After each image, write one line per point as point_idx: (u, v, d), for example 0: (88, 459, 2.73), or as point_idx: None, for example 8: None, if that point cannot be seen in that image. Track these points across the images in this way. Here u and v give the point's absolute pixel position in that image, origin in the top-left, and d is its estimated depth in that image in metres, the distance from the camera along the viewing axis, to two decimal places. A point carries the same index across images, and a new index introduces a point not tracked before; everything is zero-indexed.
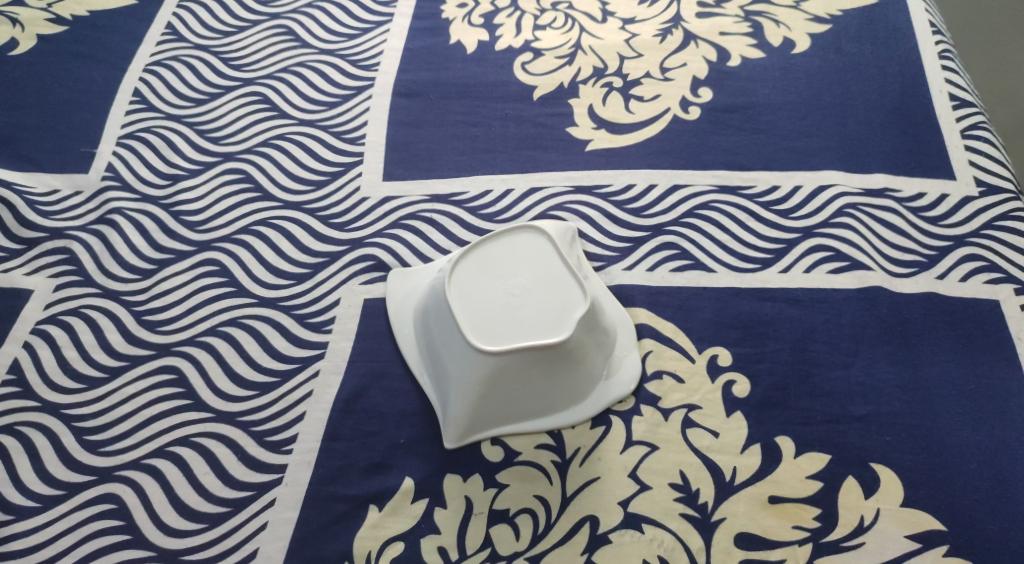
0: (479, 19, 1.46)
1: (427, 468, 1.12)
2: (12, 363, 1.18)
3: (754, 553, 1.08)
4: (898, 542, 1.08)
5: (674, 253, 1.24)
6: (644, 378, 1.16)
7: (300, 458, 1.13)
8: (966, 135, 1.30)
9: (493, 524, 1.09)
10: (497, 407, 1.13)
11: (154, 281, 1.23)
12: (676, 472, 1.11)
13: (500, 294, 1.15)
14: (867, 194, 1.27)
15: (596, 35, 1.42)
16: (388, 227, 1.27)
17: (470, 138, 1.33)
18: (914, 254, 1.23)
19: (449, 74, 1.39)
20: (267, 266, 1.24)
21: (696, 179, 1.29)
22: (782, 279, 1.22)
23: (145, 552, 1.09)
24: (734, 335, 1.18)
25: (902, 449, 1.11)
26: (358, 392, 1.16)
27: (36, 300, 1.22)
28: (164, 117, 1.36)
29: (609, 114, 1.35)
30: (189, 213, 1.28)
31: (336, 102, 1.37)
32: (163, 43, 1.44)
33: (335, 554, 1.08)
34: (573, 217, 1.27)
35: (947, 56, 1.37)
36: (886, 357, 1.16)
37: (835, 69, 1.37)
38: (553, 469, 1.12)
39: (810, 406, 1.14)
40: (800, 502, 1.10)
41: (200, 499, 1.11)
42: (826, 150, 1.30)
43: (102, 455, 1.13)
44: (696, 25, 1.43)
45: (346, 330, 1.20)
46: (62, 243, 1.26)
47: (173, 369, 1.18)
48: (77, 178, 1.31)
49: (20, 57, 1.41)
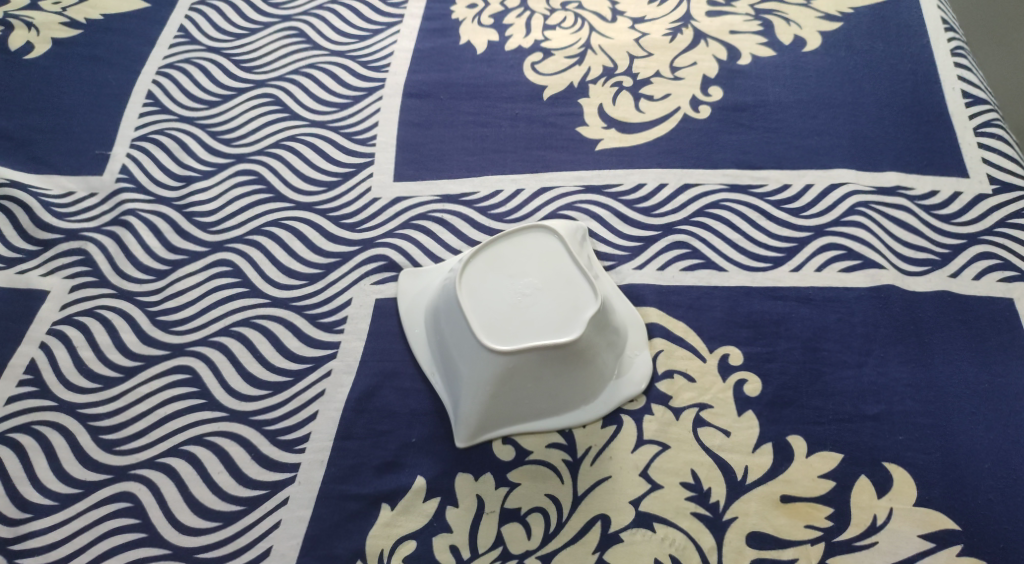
0: (489, 19, 1.46)
1: (439, 467, 1.12)
2: (28, 364, 1.20)
3: (766, 552, 1.08)
4: (911, 541, 1.07)
5: (685, 252, 1.24)
6: (654, 377, 1.16)
7: (313, 457, 1.13)
8: (978, 132, 1.29)
9: (505, 523, 1.10)
10: (508, 407, 1.14)
11: (168, 281, 1.24)
12: (687, 471, 1.11)
13: (511, 294, 1.15)
14: (879, 192, 1.27)
15: (606, 34, 1.42)
16: (399, 227, 1.27)
17: (480, 138, 1.34)
18: (927, 252, 1.22)
19: (459, 74, 1.40)
20: (279, 266, 1.25)
21: (706, 177, 1.29)
22: (793, 278, 1.22)
23: (159, 550, 1.10)
24: (745, 334, 1.18)
25: (915, 448, 1.11)
26: (370, 391, 1.16)
27: (51, 301, 1.23)
28: (177, 119, 1.38)
29: (618, 113, 1.35)
30: (202, 215, 1.29)
31: (347, 104, 1.38)
32: (176, 45, 1.45)
33: (347, 552, 1.09)
34: (583, 217, 1.27)
35: (960, 53, 1.37)
36: (899, 356, 1.16)
37: (846, 67, 1.37)
38: (564, 467, 1.12)
39: (821, 405, 1.14)
40: (812, 501, 1.10)
41: (213, 497, 1.12)
42: (837, 149, 1.30)
43: (117, 454, 1.14)
44: (706, 24, 1.43)
45: (358, 330, 1.20)
46: (78, 244, 1.27)
47: (186, 369, 1.19)
48: (93, 180, 1.32)
49: (35, 61, 1.43)
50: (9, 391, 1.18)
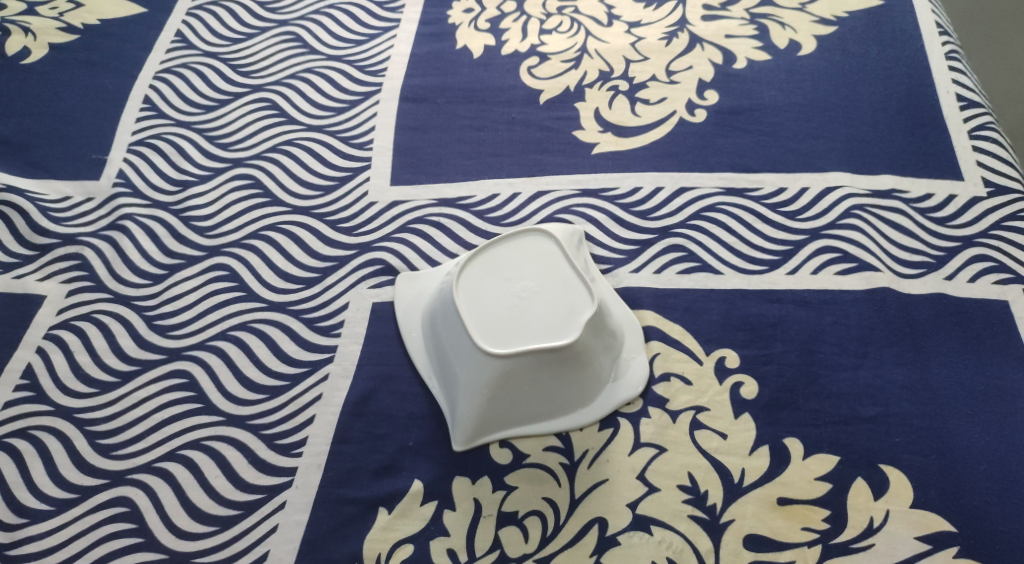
0: (485, 24, 1.47)
1: (436, 470, 1.12)
2: (25, 368, 1.20)
3: (763, 554, 1.08)
4: (908, 543, 1.08)
5: (681, 255, 1.24)
6: (652, 379, 1.17)
7: (310, 461, 1.13)
8: (973, 135, 1.30)
9: (503, 526, 1.10)
10: (505, 410, 1.14)
11: (165, 286, 1.24)
12: (684, 474, 1.11)
13: (507, 297, 1.15)
14: (874, 195, 1.27)
15: (602, 38, 1.43)
16: (396, 231, 1.27)
17: (477, 142, 1.34)
18: (922, 255, 1.23)
19: (455, 79, 1.40)
20: (277, 271, 1.25)
21: (702, 181, 1.29)
22: (789, 280, 1.22)
23: (156, 555, 1.10)
24: (741, 337, 1.18)
25: (911, 450, 1.11)
26: (368, 395, 1.17)
27: (48, 305, 1.23)
28: (174, 124, 1.38)
29: (614, 117, 1.35)
30: (200, 219, 1.29)
31: (344, 108, 1.38)
32: (174, 50, 1.45)
33: (345, 556, 1.09)
34: (580, 220, 1.27)
35: (954, 57, 1.37)
36: (895, 358, 1.16)
37: (842, 71, 1.37)
38: (561, 471, 1.12)
39: (818, 408, 1.14)
40: (809, 504, 1.10)
41: (210, 501, 1.12)
42: (833, 152, 1.30)
43: (114, 458, 1.14)
44: (701, 28, 1.44)
45: (355, 334, 1.21)
46: (75, 249, 1.27)
47: (183, 373, 1.19)
48: (90, 186, 1.32)
49: (32, 66, 1.43)
50: (6, 396, 1.18)
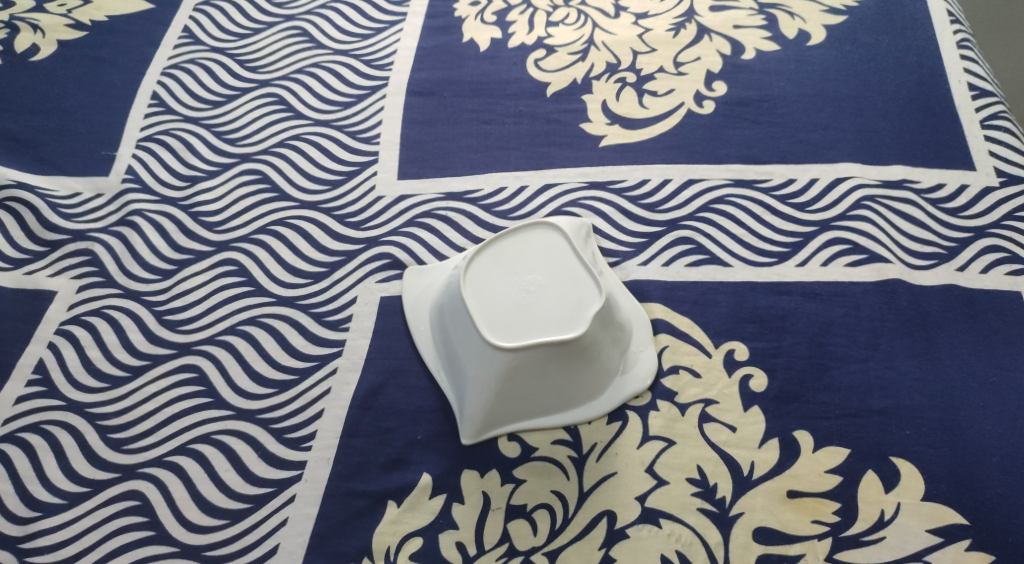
0: (492, 17, 1.46)
1: (445, 464, 1.12)
2: (37, 364, 1.20)
3: (772, 547, 1.08)
4: (919, 536, 1.07)
5: (689, 247, 1.24)
6: (660, 372, 1.16)
7: (319, 455, 1.14)
8: (985, 125, 1.29)
9: (511, 520, 1.10)
10: (513, 403, 1.14)
11: (174, 281, 1.25)
12: (693, 467, 1.11)
13: (515, 291, 1.15)
14: (884, 186, 1.26)
15: (609, 31, 1.42)
16: (403, 225, 1.27)
17: (484, 136, 1.34)
18: (934, 246, 1.22)
19: (462, 72, 1.40)
20: (284, 265, 1.25)
21: (711, 173, 1.29)
22: (798, 273, 1.21)
23: (167, 548, 1.11)
24: (750, 329, 1.18)
25: (922, 442, 1.10)
26: (375, 389, 1.17)
27: (59, 301, 1.24)
28: (182, 120, 1.38)
29: (622, 109, 1.35)
30: (208, 215, 1.30)
31: (351, 102, 1.38)
32: (181, 46, 1.45)
33: (353, 550, 1.09)
34: (588, 214, 1.27)
35: (966, 46, 1.36)
36: (905, 350, 1.15)
37: (851, 61, 1.36)
38: (569, 464, 1.12)
39: (828, 400, 1.13)
40: (819, 496, 1.09)
41: (220, 495, 1.13)
42: (842, 143, 1.29)
43: (125, 453, 1.15)
44: (709, 19, 1.43)
45: (363, 329, 1.21)
46: (85, 245, 1.27)
47: (193, 368, 1.19)
48: (99, 181, 1.33)
49: (40, 63, 1.43)
50: (17, 392, 1.19)
